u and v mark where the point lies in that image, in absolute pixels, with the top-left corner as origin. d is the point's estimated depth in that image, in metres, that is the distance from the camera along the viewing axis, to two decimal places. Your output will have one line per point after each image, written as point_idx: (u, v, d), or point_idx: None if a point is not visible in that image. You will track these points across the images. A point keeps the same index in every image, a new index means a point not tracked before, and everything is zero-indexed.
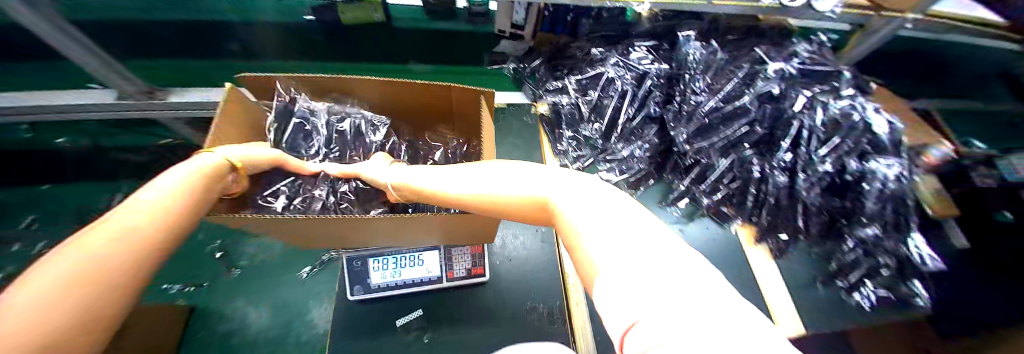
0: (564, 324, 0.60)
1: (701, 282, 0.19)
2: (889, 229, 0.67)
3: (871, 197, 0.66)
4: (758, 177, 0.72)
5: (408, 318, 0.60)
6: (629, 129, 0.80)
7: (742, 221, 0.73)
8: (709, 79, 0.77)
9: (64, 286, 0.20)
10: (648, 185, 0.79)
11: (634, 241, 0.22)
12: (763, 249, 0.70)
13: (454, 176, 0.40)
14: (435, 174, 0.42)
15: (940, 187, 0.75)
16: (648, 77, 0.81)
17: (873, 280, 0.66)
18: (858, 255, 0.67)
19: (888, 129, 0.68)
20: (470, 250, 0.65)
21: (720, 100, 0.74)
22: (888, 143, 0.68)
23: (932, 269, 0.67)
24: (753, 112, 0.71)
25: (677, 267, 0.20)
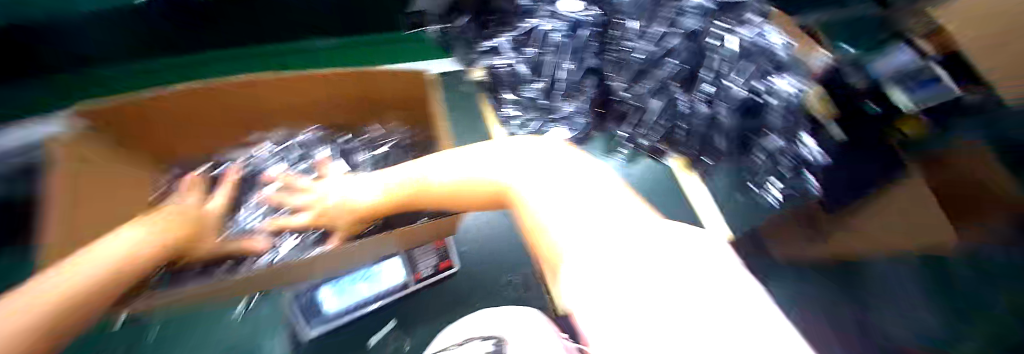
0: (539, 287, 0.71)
1: (720, 305, 0.16)
2: (788, 137, 0.79)
3: (775, 112, 0.76)
4: (682, 113, 0.81)
5: (385, 331, 0.65)
6: (570, 84, 0.78)
7: (675, 154, 0.87)
8: (643, 23, 0.79)
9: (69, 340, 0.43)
10: (592, 137, 0.87)
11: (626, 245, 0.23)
12: (691, 173, 0.88)
13: (433, 169, 0.59)
14: (416, 169, 0.62)
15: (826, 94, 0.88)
16: (581, 26, 0.78)
17: (774, 182, 0.84)
18: (763, 162, 0.82)
19: (789, 51, 0.77)
20: (433, 246, 0.66)
21: (653, 43, 0.77)
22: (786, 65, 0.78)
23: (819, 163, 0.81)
24: (680, 52, 0.77)
25: (684, 273, 0.18)
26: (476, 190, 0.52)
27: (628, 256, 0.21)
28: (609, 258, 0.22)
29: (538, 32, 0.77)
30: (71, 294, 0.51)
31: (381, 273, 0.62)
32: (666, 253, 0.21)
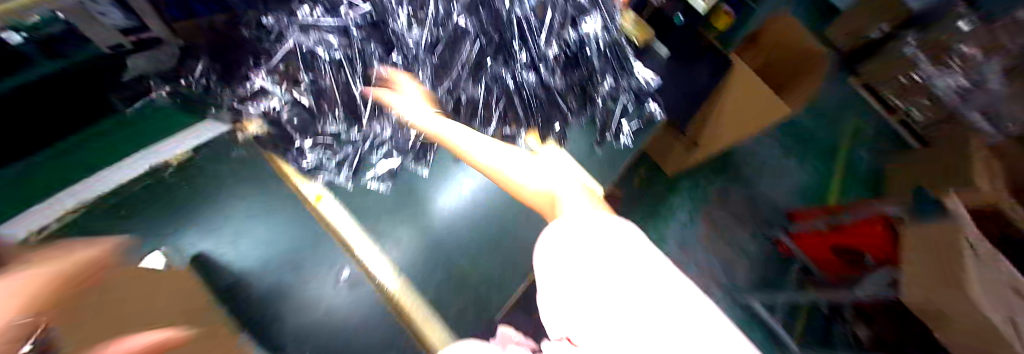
0: None
1: (663, 291, 0.22)
2: (620, 74, 0.91)
3: (594, 54, 0.82)
4: (512, 83, 0.74)
5: None
6: (372, 92, 0.63)
7: (527, 129, 0.77)
8: (411, 8, 0.66)
9: None
10: (436, 146, 0.69)
11: (591, 252, 0.25)
12: (552, 144, 0.82)
13: (507, 158, 0.47)
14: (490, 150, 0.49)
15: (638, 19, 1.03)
16: (349, 30, 0.63)
17: (628, 119, 0.94)
18: (609, 102, 0.90)
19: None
20: None
21: (441, 29, 0.67)
22: (579, 8, 0.79)
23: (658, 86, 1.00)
24: (471, 28, 0.68)
25: (646, 280, 0.22)
26: (538, 201, 0.43)
27: (607, 273, 0.23)
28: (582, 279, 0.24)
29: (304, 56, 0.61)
30: None
31: None
32: (616, 255, 0.25)
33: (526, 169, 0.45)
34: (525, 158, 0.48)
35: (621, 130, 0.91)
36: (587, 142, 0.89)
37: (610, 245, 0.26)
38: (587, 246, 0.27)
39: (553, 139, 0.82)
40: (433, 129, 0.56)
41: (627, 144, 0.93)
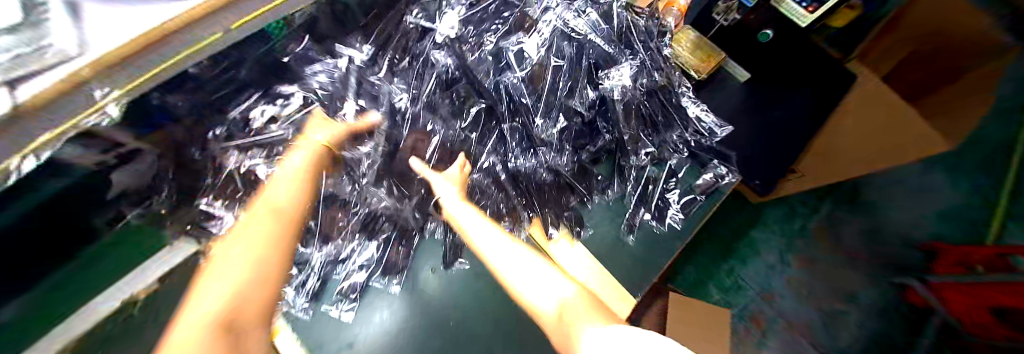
0: None
1: None
2: (662, 129, 0.66)
3: (623, 117, 0.60)
4: (507, 174, 0.59)
5: None
6: (325, 209, 0.55)
7: (530, 219, 0.60)
8: (367, 106, 0.55)
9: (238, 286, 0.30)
10: (411, 252, 0.60)
11: None
12: (563, 240, 0.61)
13: (506, 255, 0.46)
14: (496, 242, 0.47)
15: (700, 38, 0.76)
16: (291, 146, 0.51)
17: (674, 192, 0.67)
18: (642, 172, 0.66)
19: (590, 45, 0.59)
20: None
21: (412, 122, 0.55)
22: (600, 57, 0.60)
23: (724, 134, 0.70)
24: (444, 129, 0.56)
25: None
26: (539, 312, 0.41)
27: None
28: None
29: (253, 177, 0.53)
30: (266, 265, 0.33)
31: None
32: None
33: (523, 269, 0.44)
34: (534, 264, 0.45)
35: (663, 210, 0.66)
36: (616, 224, 0.66)
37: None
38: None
39: (565, 232, 0.62)
40: (454, 211, 0.50)
41: (676, 228, 0.65)
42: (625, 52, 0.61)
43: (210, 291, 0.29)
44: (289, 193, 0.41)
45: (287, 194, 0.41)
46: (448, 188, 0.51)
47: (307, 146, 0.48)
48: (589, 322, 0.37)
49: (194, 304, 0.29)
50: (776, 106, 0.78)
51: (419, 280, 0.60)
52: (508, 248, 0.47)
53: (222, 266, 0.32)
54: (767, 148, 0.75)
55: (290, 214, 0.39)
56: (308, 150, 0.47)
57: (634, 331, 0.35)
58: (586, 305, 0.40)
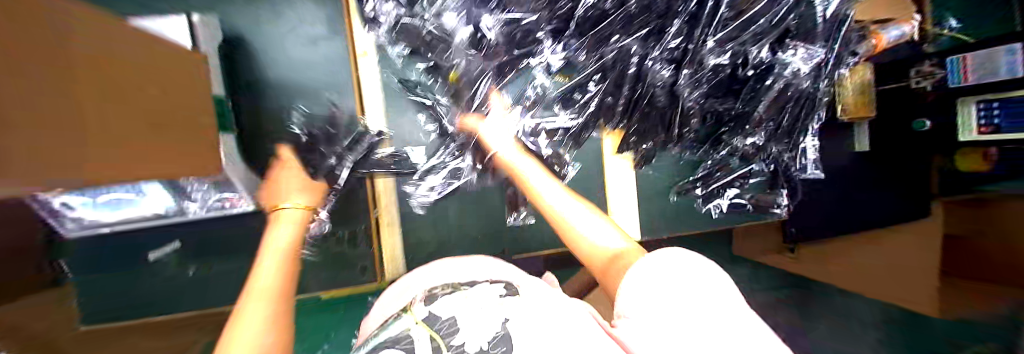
0: (368, 242, 0.64)
1: (735, 318, 0.22)
2: (780, 134, 0.64)
3: (766, 97, 0.58)
4: (635, 73, 0.55)
5: (163, 251, 0.53)
6: None
7: (612, 127, 0.62)
8: None
9: (270, 294, 0.35)
10: (508, 79, 0.58)
11: (682, 302, 0.22)
12: (625, 158, 0.65)
13: (563, 198, 0.43)
14: (550, 185, 0.45)
15: (870, 80, 0.70)
16: None
17: (736, 189, 0.70)
18: (728, 155, 0.67)
19: (803, 7, 0.54)
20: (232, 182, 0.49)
21: None
22: (798, 26, 0.55)
23: (807, 176, 0.71)
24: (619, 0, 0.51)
25: (711, 307, 0.22)
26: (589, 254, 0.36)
27: (679, 300, 0.22)
28: (656, 301, 0.23)
29: None
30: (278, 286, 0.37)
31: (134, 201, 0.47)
32: (695, 292, 0.23)
33: (587, 219, 0.39)
34: (594, 217, 0.40)
35: (718, 195, 0.70)
36: (669, 179, 0.69)
37: (685, 275, 0.24)
38: (663, 279, 0.24)
39: (630, 157, 0.65)
40: (511, 159, 0.50)
41: (711, 215, 0.71)
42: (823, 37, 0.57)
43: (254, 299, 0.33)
44: (281, 255, 0.41)
45: (280, 250, 0.42)
46: (506, 143, 0.52)
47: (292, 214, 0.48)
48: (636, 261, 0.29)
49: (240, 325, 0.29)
50: (864, 189, 0.78)
51: (504, 98, 0.58)
52: (564, 202, 0.42)
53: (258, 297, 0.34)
54: (813, 209, 0.81)
55: (290, 265, 0.41)
56: (291, 221, 0.47)
57: (687, 263, 0.26)
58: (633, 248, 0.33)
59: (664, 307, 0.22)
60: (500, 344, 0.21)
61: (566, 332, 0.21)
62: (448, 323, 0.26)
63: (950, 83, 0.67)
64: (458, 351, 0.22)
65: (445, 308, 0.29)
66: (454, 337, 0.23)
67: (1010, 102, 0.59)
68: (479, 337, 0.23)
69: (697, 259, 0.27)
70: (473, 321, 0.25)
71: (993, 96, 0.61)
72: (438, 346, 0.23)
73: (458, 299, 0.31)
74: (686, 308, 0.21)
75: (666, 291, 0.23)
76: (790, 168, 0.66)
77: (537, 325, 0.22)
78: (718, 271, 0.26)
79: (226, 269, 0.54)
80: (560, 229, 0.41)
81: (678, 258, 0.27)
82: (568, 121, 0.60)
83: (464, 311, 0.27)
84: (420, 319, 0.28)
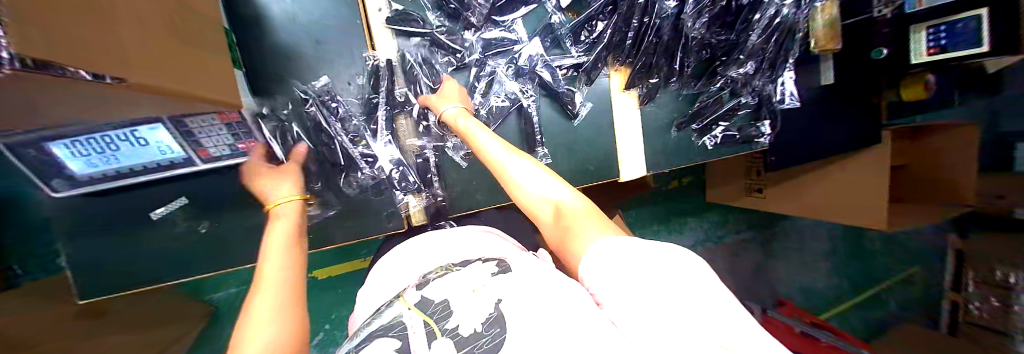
0: (392, 194, 0.55)
1: (721, 319, 0.19)
2: (763, 66, 0.71)
3: (758, 27, 0.65)
4: (644, 5, 0.58)
5: (168, 208, 0.47)
6: None
7: (618, 65, 0.65)
8: None
9: (278, 303, 0.30)
10: (524, 13, 0.58)
11: (665, 303, 0.19)
12: (631, 95, 0.67)
13: (511, 156, 0.43)
14: (501, 149, 0.44)
15: (836, 15, 0.77)
16: None
17: (727, 122, 0.75)
18: (721, 89, 0.72)
19: None
20: (221, 119, 0.39)
21: None
22: None
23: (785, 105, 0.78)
24: None
25: (691, 296, 0.20)
26: (536, 211, 0.39)
27: (649, 292, 0.20)
28: (629, 292, 0.21)
29: None
30: (289, 290, 0.32)
31: (133, 154, 0.39)
32: (677, 290, 0.20)
33: (531, 176, 0.40)
34: (539, 171, 0.41)
35: (714, 126, 0.74)
36: (671, 117, 0.72)
37: (661, 266, 0.22)
38: (629, 263, 0.23)
39: (636, 94, 0.68)
40: (469, 125, 0.48)
41: (706, 147, 0.74)
42: None
43: (259, 315, 0.28)
44: (285, 246, 0.38)
45: (284, 242, 0.38)
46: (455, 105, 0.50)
47: (286, 208, 0.43)
48: (596, 227, 0.31)
49: (253, 319, 0.28)
50: (823, 118, 0.90)
51: (521, 29, 0.58)
52: (507, 155, 0.43)
53: (270, 284, 0.32)
54: (791, 142, 0.89)
55: (292, 240, 0.39)
56: (286, 216, 0.42)
57: (664, 248, 0.24)
58: (587, 208, 0.36)
59: (643, 305, 0.20)
60: (493, 326, 0.21)
61: (559, 325, 0.18)
62: (442, 307, 0.25)
63: (906, 10, 0.76)
64: (453, 335, 0.22)
65: (439, 290, 0.27)
66: (448, 321, 0.23)
67: (955, 25, 0.69)
68: (473, 318, 0.22)
69: (678, 250, 0.24)
70: (468, 303, 0.24)
71: (942, 21, 0.71)
72: (434, 332, 0.23)
73: (448, 282, 0.28)
74: (668, 318, 0.19)
75: (630, 277, 0.22)
76: (772, 97, 0.73)
77: (536, 306, 0.21)
78: (691, 254, 0.24)
79: (240, 223, 0.50)
80: (500, 175, 0.43)
81: (659, 245, 0.25)
82: (578, 58, 0.61)
83: (456, 291, 0.26)
84: (412, 304, 0.26)
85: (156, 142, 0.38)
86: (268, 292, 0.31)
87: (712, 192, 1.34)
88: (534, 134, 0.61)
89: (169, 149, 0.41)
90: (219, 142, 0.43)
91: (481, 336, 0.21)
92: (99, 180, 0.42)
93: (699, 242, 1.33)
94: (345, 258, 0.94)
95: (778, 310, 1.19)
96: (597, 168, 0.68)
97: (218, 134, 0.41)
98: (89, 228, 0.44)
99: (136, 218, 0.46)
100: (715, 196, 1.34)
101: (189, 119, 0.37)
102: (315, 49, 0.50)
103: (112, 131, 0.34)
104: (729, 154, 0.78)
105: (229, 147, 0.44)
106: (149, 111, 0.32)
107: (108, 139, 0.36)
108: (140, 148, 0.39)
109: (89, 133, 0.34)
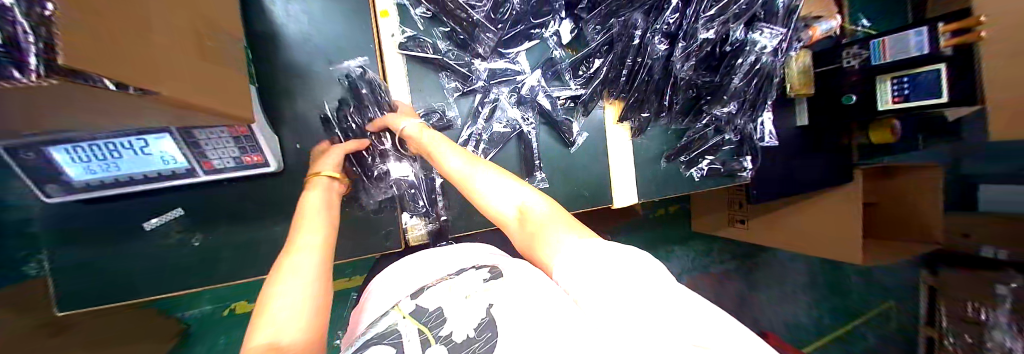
0: (392, 212, 0.56)
1: (689, 313, 0.20)
2: (745, 107, 0.77)
3: (740, 71, 0.71)
4: (638, 46, 0.63)
5: (162, 219, 0.46)
6: None
7: (612, 98, 0.69)
8: None
9: (309, 277, 0.30)
10: (527, 46, 0.62)
11: (632, 298, 0.21)
12: (623, 127, 0.71)
13: (470, 169, 0.44)
14: (463, 162, 0.45)
15: (809, 63, 0.85)
16: None
17: (713, 156, 0.80)
18: (706, 126, 0.77)
19: None
20: (232, 132, 0.41)
21: None
22: (766, 12, 0.69)
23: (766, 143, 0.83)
24: None
25: (657, 301, 0.20)
26: (502, 219, 0.40)
27: (624, 295, 0.22)
28: (603, 291, 0.23)
29: None
30: (321, 266, 0.33)
31: (136, 163, 0.40)
32: (642, 292, 0.21)
33: (494, 186, 0.42)
34: (502, 179, 0.42)
35: (701, 159, 0.79)
36: (662, 148, 0.76)
37: (627, 271, 0.24)
38: (601, 270, 0.25)
39: (628, 126, 0.72)
40: (434, 141, 0.48)
41: (693, 178, 0.78)
42: (781, 22, 0.71)
43: (287, 289, 0.29)
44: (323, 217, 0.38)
45: (319, 214, 0.39)
46: (412, 122, 0.50)
47: (319, 182, 0.44)
48: (561, 229, 0.33)
49: (280, 293, 0.28)
50: (799, 156, 0.97)
51: (524, 62, 0.62)
52: (466, 167, 0.44)
53: (304, 254, 0.33)
54: (771, 178, 0.94)
55: (330, 214, 0.40)
56: (321, 188, 0.43)
57: (631, 255, 0.26)
58: (549, 210, 0.37)
59: (616, 300, 0.21)
60: (486, 330, 0.22)
61: (542, 325, 0.20)
62: (436, 314, 0.26)
63: (873, 61, 0.83)
64: (447, 342, 0.23)
65: (433, 298, 0.28)
66: (441, 328, 0.24)
67: (918, 77, 0.77)
68: (466, 324, 0.24)
69: (645, 258, 0.26)
70: (459, 309, 0.25)
71: (905, 73, 0.79)
72: (427, 339, 0.24)
73: (441, 291, 0.29)
74: (636, 308, 0.20)
75: (606, 282, 0.23)
76: (754, 135, 0.79)
77: (523, 307, 0.22)
78: (657, 263, 0.26)
79: (235, 236, 0.49)
80: (467, 190, 0.44)
81: (629, 251, 0.27)
82: (577, 90, 0.65)
83: (449, 299, 0.27)
84: (407, 313, 0.27)
85: (160, 152, 0.39)
86: (299, 264, 0.31)
87: (698, 221, 1.38)
88: (533, 158, 0.63)
89: (173, 159, 0.41)
90: (224, 155, 0.43)
91: (474, 341, 0.22)
92: (94, 190, 0.42)
93: (686, 271, 1.35)
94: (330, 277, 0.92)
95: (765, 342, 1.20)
96: (591, 195, 0.70)
97: (225, 147, 0.42)
98: (79, 236, 0.43)
99: (128, 228, 0.45)
100: (701, 226, 1.38)
101: (201, 131, 0.38)
102: (328, 68, 0.52)
103: (117, 139, 0.35)
104: (715, 186, 0.83)
105: (232, 160, 0.45)
106: (157, 121, 0.32)
107: (115, 146, 0.36)
108: (144, 157, 0.39)
109: (95, 139, 0.34)
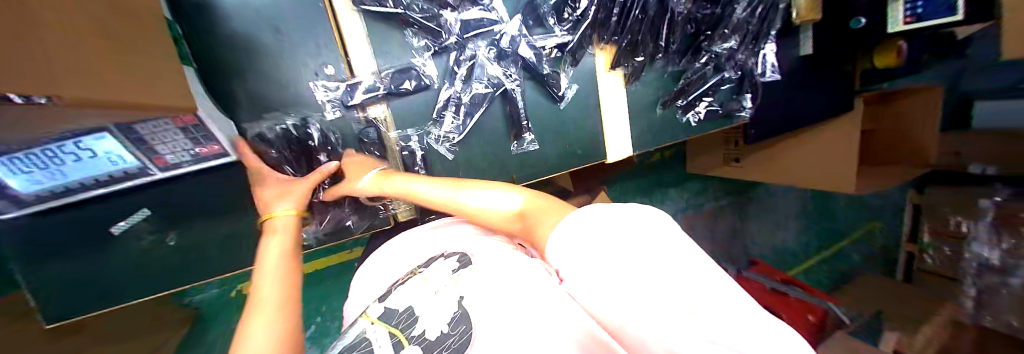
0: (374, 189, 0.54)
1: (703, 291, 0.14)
2: (747, 40, 0.71)
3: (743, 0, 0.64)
4: None
5: (129, 222, 0.44)
6: None
7: (604, 44, 0.63)
8: None
9: (283, 298, 0.31)
10: None
11: (620, 263, 0.16)
12: (616, 75, 0.65)
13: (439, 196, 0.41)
14: (433, 189, 0.41)
15: None
16: None
17: (711, 97, 0.75)
18: (706, 66, 0.71)
19: None
20: (178, 123, 0.36)
21: None
22: None
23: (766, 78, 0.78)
24: None
25: (652, 266, 0.15)
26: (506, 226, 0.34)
27: (612, 260, 0.17)
28: (588, 257, 0.18)
29: None
30: (287, 287, 0.33)
31: (83, 168, 0.36)
32: (637, 253, 0.16)
33: (482, 196, 0.37)
34: (490, 188, 0.37)
35: (699, 102, 0.74)
36: (658, 95, 0.71)
37: (627, 227, 0.18)
38: (588, 229, 0.20)
39: (622, 74, 0.66)
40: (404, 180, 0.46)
41: (690, 124, 0.74)
42: None
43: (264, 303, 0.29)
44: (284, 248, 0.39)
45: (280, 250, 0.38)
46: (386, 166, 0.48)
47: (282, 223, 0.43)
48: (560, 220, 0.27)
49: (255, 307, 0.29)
50: (801, 88, 0.92)
51: (502, 9, 0.55)
52: (442, 190, 0.41)
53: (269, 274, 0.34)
54: (770, 114, 0.90)
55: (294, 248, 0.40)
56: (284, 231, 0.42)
57: (640, 218, 0.19)
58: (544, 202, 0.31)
59: (600, 265, 0.17)
60: (458, 325, 0.23)
61: None
62: (407, 315, 0.26)
63: None
64: (420, 342, 0.24)
65: (401, 298, 0.28)
66: (414, 328, 0.25)
67: None
68: (437, 322, 0.24)
69: (655, 217, 0.19)
70: (429, 307, 0.25)
71: None
72: (400, 343, 0.24)
73: (414, 287, 0.28)
74: (624, 276, 0.15)
75: (593, 244, 0.19)
76: (754, 71, 0.74)
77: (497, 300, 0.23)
78: (672, 224, 0.19)
79: (214, 230, 0.48)
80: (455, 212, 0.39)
81: (642, 210, 0.19)
82: (563, 37, 0.58)
83: (420, 296, 0.27)
84: (376, 318, 0.28)
85: (104, 152, 0.34)
86: (265, 287, 0.32)
87: (694, 162, 1.37)
88: (520, 119, 0.59)
89: (123, 159, 0.37)
90: (176, 149, 0.40)
91: (448, 336, 0.23)
92: (44, 199, 0.38)
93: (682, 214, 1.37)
94: (332, 251, 0.93)
95: (753, 270, 1.25)
96: (581, 153, 0.67)
97: (175, 140, 0.38)
98: (41, 247, 0.41)
99: (94, 234, 0.43)
100: (696, 166, 1.37)
101: (155, 129, 0.35)
102: (275, 38, 0.45)
103: (49, 146, 0.30)
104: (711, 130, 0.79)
105: (189, 151, 0.41)
106: (90, 120, 0.29)
107: (55, 154, 0.32)
108: (89, 161, 0.35)
109: (28, 149, 0.29)
